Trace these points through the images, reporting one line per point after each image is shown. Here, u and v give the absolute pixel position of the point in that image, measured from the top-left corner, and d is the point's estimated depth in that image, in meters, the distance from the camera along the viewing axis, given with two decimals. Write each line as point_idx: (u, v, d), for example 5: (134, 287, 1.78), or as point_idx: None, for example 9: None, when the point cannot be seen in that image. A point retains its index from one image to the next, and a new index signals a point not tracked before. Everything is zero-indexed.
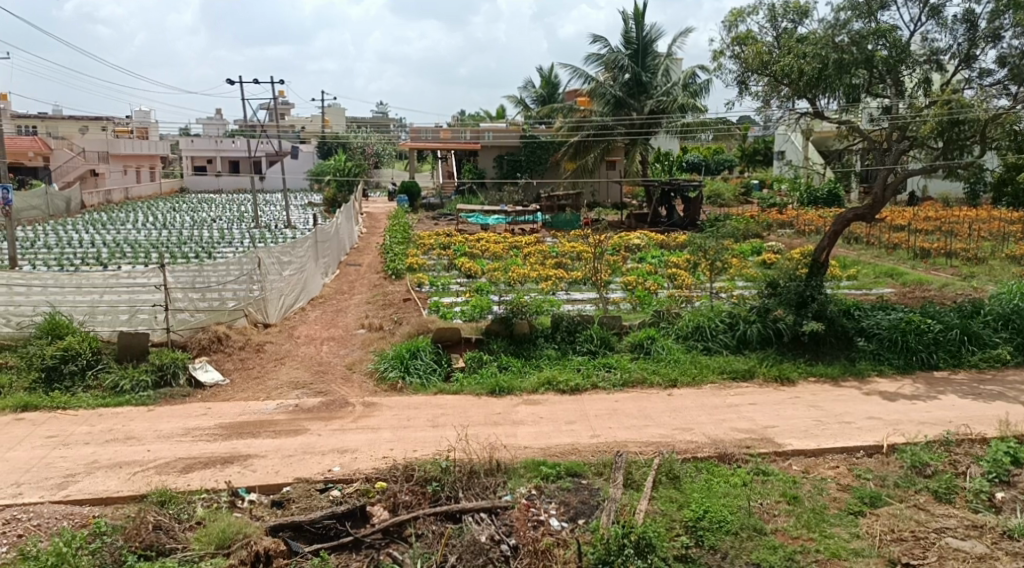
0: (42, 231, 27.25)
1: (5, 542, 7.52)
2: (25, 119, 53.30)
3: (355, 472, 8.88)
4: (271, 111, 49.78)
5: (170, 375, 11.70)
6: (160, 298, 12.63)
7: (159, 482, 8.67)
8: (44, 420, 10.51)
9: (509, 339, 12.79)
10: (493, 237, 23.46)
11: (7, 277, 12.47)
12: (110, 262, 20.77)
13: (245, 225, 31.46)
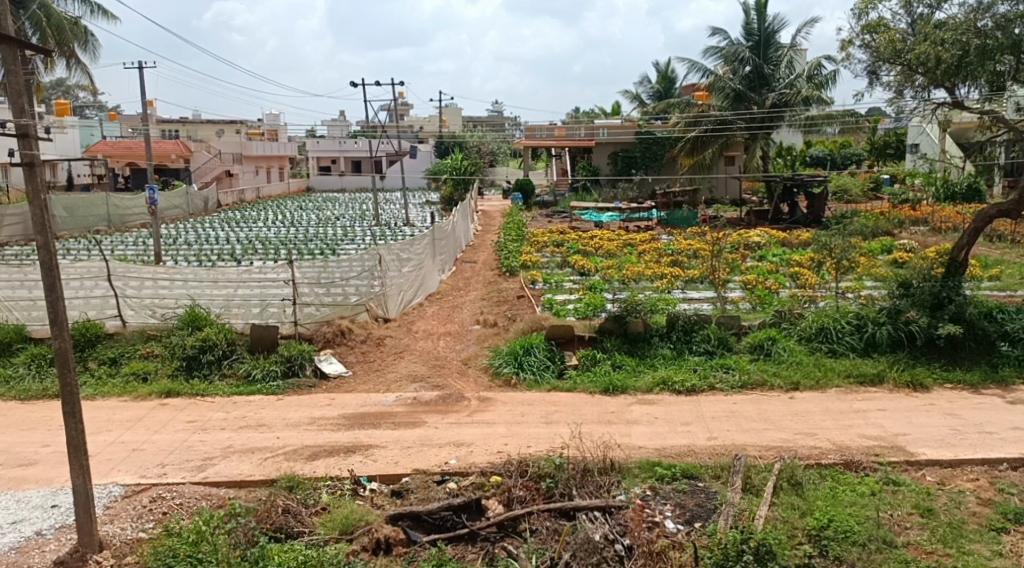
0: (182, 229, 29.10)
1: (152, 518, 8.10)
2: (168, 124, 57.04)
3: (472, 465, 9.05)
4: (391, 112, 51.28)
5: (297, 366, 12.33)
6: (289, 292, 13.25)
7: (288, 468, 9.13)
8: (185, 406, 11.25)
9: (622, 337, 12.68)
10: (607, 235, 23.29)
11: (153, 272, 13.32)
12: (244, 259, 21.97)
13: (366, 223, 32.53)
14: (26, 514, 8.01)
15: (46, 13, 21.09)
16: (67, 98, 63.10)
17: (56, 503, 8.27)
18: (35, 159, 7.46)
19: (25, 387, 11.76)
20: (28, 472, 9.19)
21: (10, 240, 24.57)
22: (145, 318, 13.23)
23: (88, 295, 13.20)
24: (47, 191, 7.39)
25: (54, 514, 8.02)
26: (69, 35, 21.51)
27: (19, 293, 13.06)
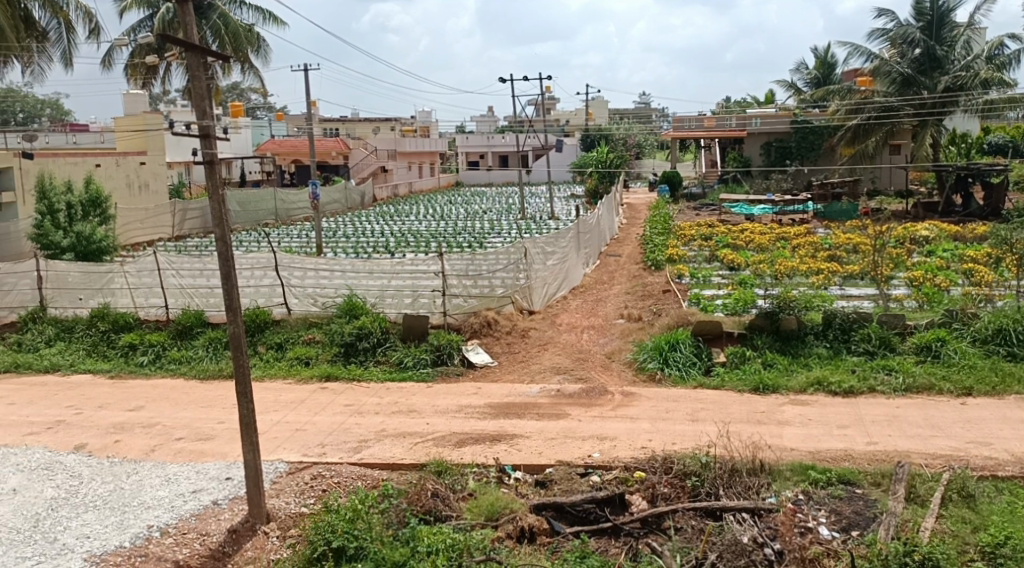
0: (341, 222, 30.66)
1: (312, 494, 8.61)
2: (329, 123, 60.19)
3: (615, 460, 9.02)
4: (538, 106, 51.71)
5: (445, 355, 12.70)
6: (439, 284, 13.69)
7: (437, 453, 9.43)
8: (343, 390, 11.86)
9: (774, 334, 12.22)
10: (759, 228, 22.46)
11: (314, 263, 14.04)
12: (397, 251, 22.88)
13: (513, 217, 33.00)
14: (204, 485, 8.74)
15: (225, 22, 22.80)
16: (241, 100, 67.98)
17: (230, 475, 8.96)
18: (215, 156, 8.09)
19: (203, 368, 12.82)
20: (206, 446, 10.01)
21: (191, 233, 26.78)
22: (307, 306, 14.02)
23: (257, 284, 14.12)
24: (224, 187, 7.99)
25: (228, 486, 8.69)
26: (244, 42, 23.11)
27: (199, 282, 14.16)
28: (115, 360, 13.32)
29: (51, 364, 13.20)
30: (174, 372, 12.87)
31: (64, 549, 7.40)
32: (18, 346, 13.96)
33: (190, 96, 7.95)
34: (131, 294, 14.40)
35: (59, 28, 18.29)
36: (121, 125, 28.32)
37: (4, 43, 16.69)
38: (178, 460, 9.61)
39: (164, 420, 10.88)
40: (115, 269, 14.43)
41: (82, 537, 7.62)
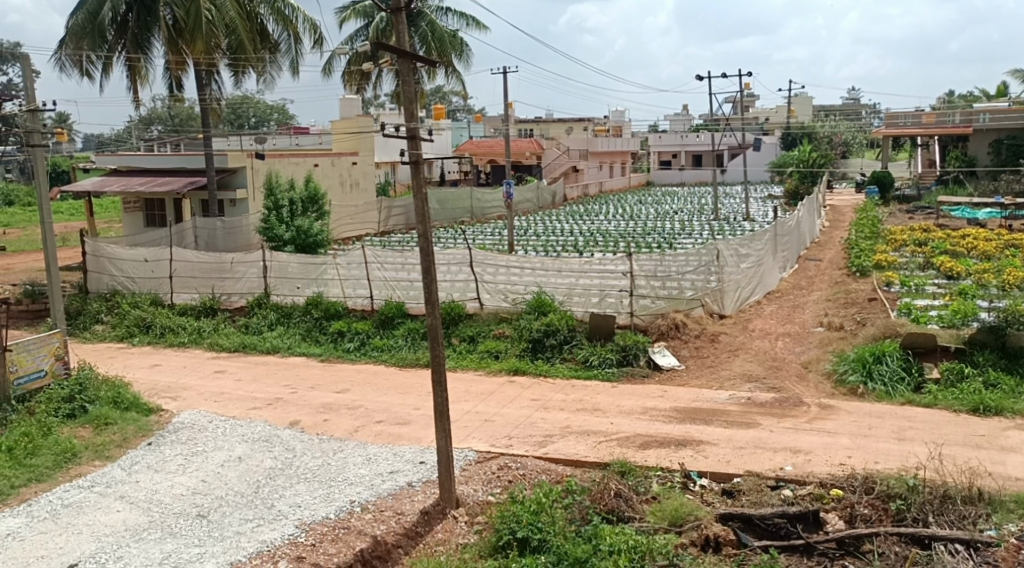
0: (533, 221, 31.26)
1: (499, 484, 8.88)
2: (524, 123, 61.66)
3: (810, 474, 8.57)
4: (736, 104, 50.04)
5: (631, 356, 12.63)
6: (627, 284, 13.64)
7: (621, 453, 9.40)
8: (530, 385, 12.13)
9: (999, 351, 11.11)
10: (983, 234, 20.42)
11: (506, 260, 14.43)
12: (586, 250, 23.01)
13: (706, 217, 32.16)
14: (401, 466, 9.27)
15: (432, 28, 23.95)
16: (443, 102, 71.73)
17: (424, 459, 9.44)
18: (420, 157, 8.52)
19: (402, 356, 13.62)
20: (403, 430, 10.61)
21: (395, 229, 28.43)
22: (498, 302, 14.44)
23: (453, 279, 14.71)
24: (426, 186, 8.38)
25: (422, 469, 9.17)
26: (449, 48, 24.03)
27: (401, 275, 15.03)
28: (326, 346, 14.45)
29: (271, 346, 14.53)
30: (376, 359, 13.76)
31: (280, 515, 8.11)
32: (245, 328, 15.49)
33: (400, 100, 8.44)
34: (341, 284, 15.50)
35: (289, 39, 19.93)
36: (337, 127, 30.59)
37: (243, 54, 18.52)
38: (378, 441, 10.26)
39: (366, 403, 11.65)
40: (328, 261, 15.56)
41: (295, 506, 8.32)
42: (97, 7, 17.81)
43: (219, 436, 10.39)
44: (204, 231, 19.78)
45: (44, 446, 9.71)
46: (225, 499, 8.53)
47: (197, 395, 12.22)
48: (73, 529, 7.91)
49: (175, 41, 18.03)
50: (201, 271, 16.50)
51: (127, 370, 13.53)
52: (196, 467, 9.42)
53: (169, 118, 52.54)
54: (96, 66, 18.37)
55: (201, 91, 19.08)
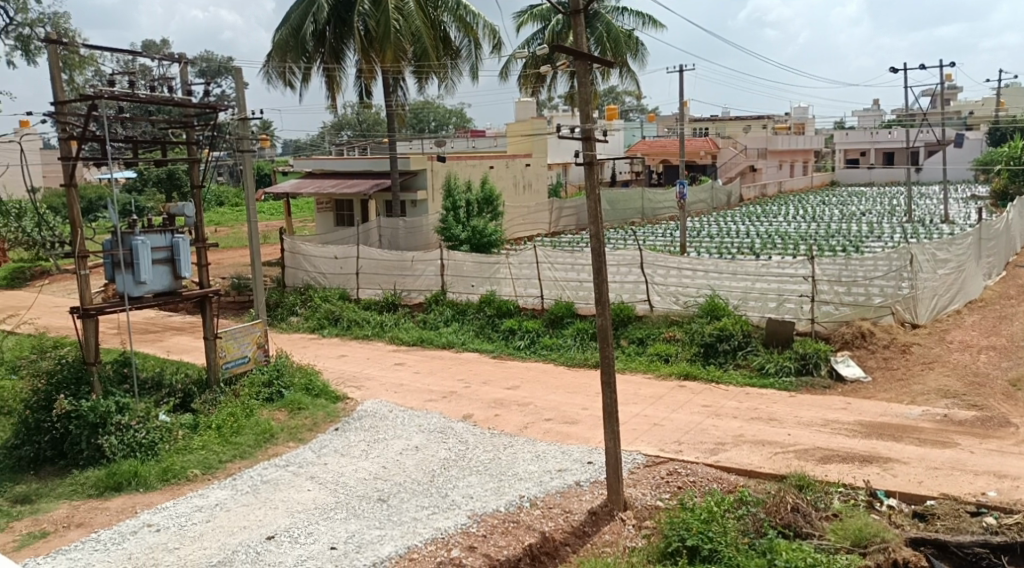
0: (708, 222, 30.46)
1: (668, 490, 8.74)
2: (699, 122, 60.25)
3: (1018, 503, 7.79)
4: (936, 97, 46.26)
5: (812, 365, 12.05)
6: (807, 289, 13.03)
7: (799, 466, 8.98)
8: (701, 390, 11.85)
9: None
10: None
11: (678, 262, 14.18)
12: (763, 252, 22.18)
13: (898, 219, 29.99)
14: (569, 465, 9.34)
15: (608, 29, 23.93)
16: (616, 103, 71.64)
17: (592, 460, 9.47)
18: (595, 158, 8.52)
19: (571, 356, 13.74)
20: (572, 429, 10.69)
21: (566, 229, 28.72)
22: (669, 304, 14.19)
23: (623, 280, 14.64)
24: (599, 186, 8.36)
25: (590, 469, 9.19)
26: (624, 47, 23.93)
27: (571, 275, 15.14)
28: (498, 343, 14.84)
29: (447, 342, 15.10)
30: (546, 357, 13.96)
31: (453, 504, 8.42)
32: (423, 323, 16.19)
33: (577, 101, 8.48)
34: (513, 283, 15.84)
35: (469, 45, 20.56)
36: (512, 130, 31.26)
37: (426, 62, 19.36)
38: (547, 438, 10.40)
39: (536, 401, 11.84)
40: (501, 260, 15.96)
41: (468, 497, 8.60)
42: (299, 22, 19.29)
43: (398, 425, 10.93)
44: (387, 231, 20.89)
45: (247, 426, 10.65)
46: (404, 486, 8.97)
47: (379, 385, 12.94)
48: (270, 504, 8.61)
49: (366, 50, 19.12)
50: (384, 268, 17.40)
51: (318, 359, 14.55)
52: (377, 453, 9.97)
53: (358, 122, 56.01)
54: (297, 77, 19.85)
55: (388, 97, 20.13)
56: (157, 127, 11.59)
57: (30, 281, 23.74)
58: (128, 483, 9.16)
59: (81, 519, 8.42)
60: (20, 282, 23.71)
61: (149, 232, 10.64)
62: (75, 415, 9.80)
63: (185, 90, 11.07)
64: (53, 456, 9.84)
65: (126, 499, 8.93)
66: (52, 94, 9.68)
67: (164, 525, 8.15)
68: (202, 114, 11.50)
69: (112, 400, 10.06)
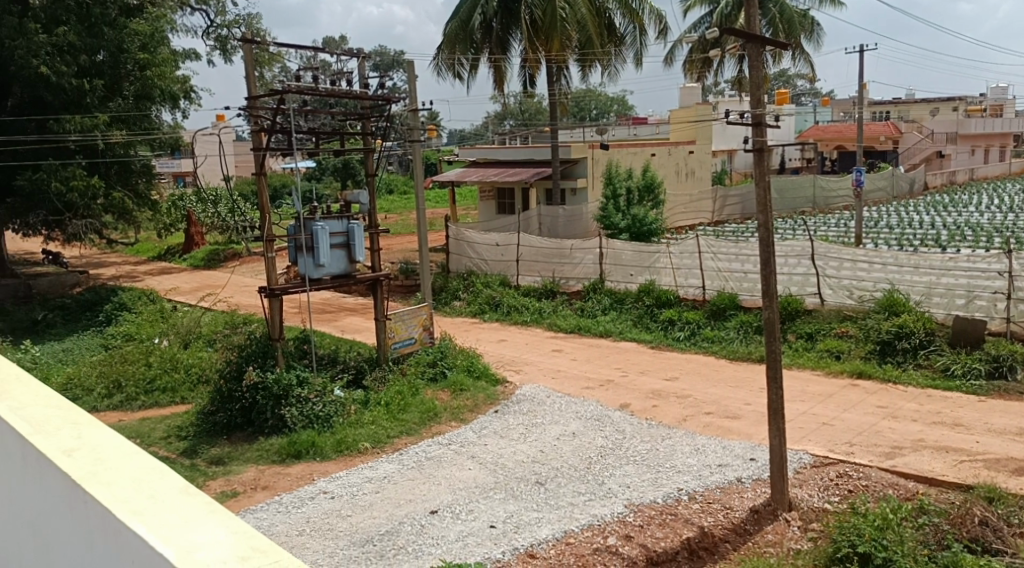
0: (886, 212, 28.52)
1: (838, 492, 8.31)
2: (879, 105, 56.44)
3: None
4: None
5: (1005, 368, 11.03)
6: (1002, 285, 11.91)
7: (988, 477, 8.26)
8: (876, 390, 11.15)
9: None
10: None
11: (853, 254, 13.39)
12: (949, 245, 20.50)
13: None
14: (730, 461, 9.09)
15: (781, 10, 22.89)
16: (788, 87, 68.54)
17: (755, 457, 9.15)
18: (765, 144, 8.19)
19: (733, 349, 13.32)
20: (734, 424, 10.38)
21: (730, 219, 27.73)
22: (842, 298, 13.41)
23: (791, 272, 14.00)
24: (769, 174, 8.02)
25: (753, 466, 8.89)
26: (798, 28, 22.80)
27: (735, 266, 14.67)
28: (657, 333, 14.62)
29: (605, 330, 15.05)
30: (707, 350, 13.61)
31: (610, 492, 8.41)
32: (581, 311, 16.23)
33: (748, 86, 8.16)
34: (674, 273, 15.53)
35: (634, 32, 20.30)
36: (676, 117, 30.58)
37: (591, 49, 19.30)
38: (707, 432, 10.15)
39: (696, 394, 11.59)
40: (662, 249, 15.68)
41: (624, 486, 8.57)
42: (467, 14, 19.88)
43: (556, 411, 11.03)
44: (547, 219, 21.05)
45: (412, 404, 11.12)
46: (561, 470, 9.06)
47: (537, 370, 13.13)
48: (434, 479, 8.96)
49: (532, 40, 19.34)
50: (545, 256, 17.56)
51: (479, 343, 14.93)
52: (535, 437, 10.12)
53: (522, 112, 56.86)
54: (465, 68, 20.33)
55: (551, 86, 20.24)
56: (336, 119, 12.26)
57: (224, 262, 25.91)
58: (307, 451, 9.83)
59: (266, 482, 9.14)
60: (216, 263, 25.93)
61: (328, 217, 11.30)
62: (261, 386, 10.64)
63: (362, 84, 11.65)
64: (242, 422, 10.74)
65: (305, 466, 9.59)
66: (246, 89, 10.45)
67: (338, 493, 8.68)
68: (377, 106, 12.06)
69: (293, 373, 10.84)
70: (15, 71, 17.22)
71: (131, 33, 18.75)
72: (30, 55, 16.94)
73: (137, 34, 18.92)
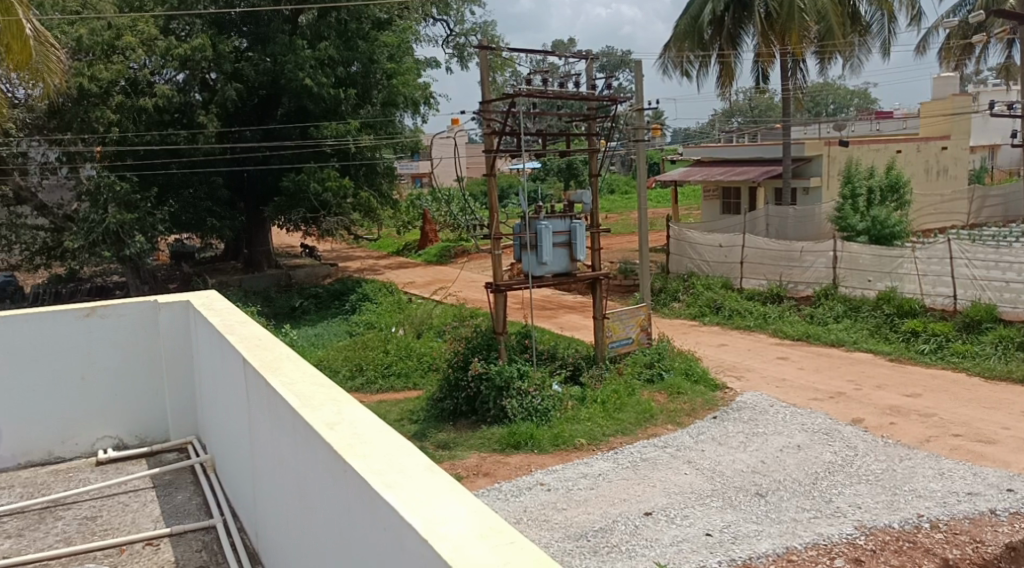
0: None
1: None
2: None
3: None
4: None
5: None
6: None
7: None
8: None
9: None
10: None
11: None
12: None
13: None
14: (981, 490, 8.19)
15: None
16: None
17: (1012, 487, 8.19)
18: None
19: (989, 366, 11.99)
20: (986, 449, 9.35)
21: (990, 221, 24.68)
22: None
23: None
24: None
25: (1009, 498, 7.96)
26: None
27: (993, 273, 13.20)
28: (897, 344, 13.51)
29: (836, 339, 14.13)
30: (957, 366, 12.37)
31: (838, 512, 7.91)
32: (811, 318, 15.35)
33: None
34: (919, 280, 14.26)
35: (882, 19, 18.96)
36: (927, 109, 27.92)
37: (831, 40, 18.11)
38: (954, 456, 9.22)
39: (942, 413, 10.57)
40: (906, 254, 14.48)
41: (855, 506, 8.02)
42: (698, 10, 19.46)
43: (779, 421, 10.53)
44: (775, 219, 20.08)
45: (629, 404, 11.14)
46: (784, 484, 8.65)
47: (760, 377, 12.60)
48: (649, 481, 8.91)
49: (766, 33, 18.58)
50: (771, 258, 16.82)
51: (699, 346, 14.61)
52: (756, 447, 9.74)
53: (750, 110, 54.84)
54: (694, 65, 20.14)
55: (785, 81, 19.24)
56: (563, 120, 12.49)
57: (454, 259, 27.40)
58: (526, 443, 10.16)
59: (488, 469, 9.56)
60: (447, 259, 27.46)
61: (552, 217, 11.58)
62: (485, 376, 11.13)
63: (590, 85, 11.81)
64: (467, 410, 11.29)
65: (523, 457, 9.92)
66: (480, 94, 10.99)
67: (554, 486, 8.90)
68: (603, 107, 12.16)
69: (515, 366, 11.26)
70: (285, 84, 19.25)
71: (381, 45, 20.40)
72: (296, 68, 18.88)
73: (386, 45, 20.57)
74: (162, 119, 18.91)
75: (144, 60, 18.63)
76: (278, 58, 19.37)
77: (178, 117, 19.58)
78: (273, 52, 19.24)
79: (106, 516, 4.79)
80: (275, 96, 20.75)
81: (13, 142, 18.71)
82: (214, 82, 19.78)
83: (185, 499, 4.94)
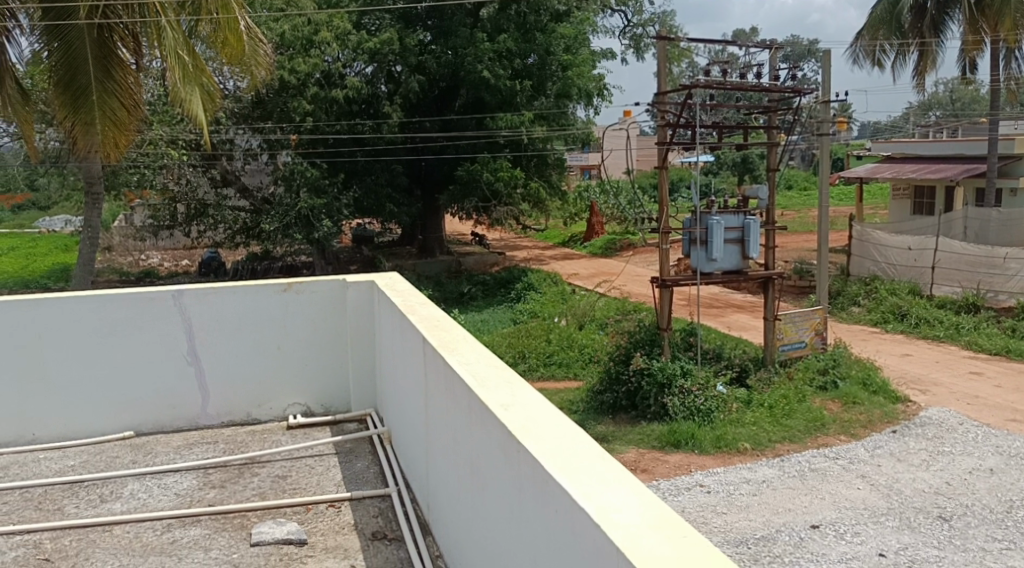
0: None
1: None
2: None
3: None
4: None
5: None
6: None
7: None
8: None
9: None
10: None
11: None
12: None
13: None
14: None
15: None
16: None
17: None
18: None
19: None
20: None
21: None
22: None
23: None
24: None
25: None
26: None
27: None
28: None
29: None
30: None
31: None
32: (1012, 332, 14.02)
33: None
34: None
35: None
36: None
37: None
38: None
39: None
40: None
41: None
42: None
43: (969, 442, 9.70)
44: (975, 223, 18.36)
45: (799, 411, 10.67)
46: (972, 509, 7.97)
47: (949, 393, 11.64)
48: (818, 493, 8.49)
49: (975, 20, 17.08)
50: (968, 264, 15.54)
51: (879, 354, 13.71)
52: (941, 467, 9.02)
53: (952, 102, 50.54)
54: (889, 55, 18.84)
55: (995, 72, 17.63)
56: (742, 113, 12.06)
57: (619, 252, 27.24)
58: (686, 442, 9.97)
59: (646, 465, 9.47)
60: (612, 252, 27.35)
61: (725, 212, 11.22)
62: (648, 372, 11.01)
63: (772, 76, 11.34)
64: (627, 405, 11.21)
65: (683, 456, 9.73)
66: (657, 86, 10.82)
67: (714, 489, 8.67)
68: (786, 99, 11.64)
69: (678, 364, 11.08)
70: (464, 75, 19.89)
71: (558, 37, 20.62)
72: (476, 61, 19.51)
73: (563, 37, 20.75)
74: (351, 110, 20.11)
75: (338, 54, 19.96)
76: (459, 51, 20.01)
77: (365, 108, 20.71)
78: (455, 46, 19.93)
79: (295, 477, 5.17)
80: (454, 88, 21.44)
81: (224, 129, 20.24)
82: (398, 75, 20.59)
83: (364, 467, 5.25)
